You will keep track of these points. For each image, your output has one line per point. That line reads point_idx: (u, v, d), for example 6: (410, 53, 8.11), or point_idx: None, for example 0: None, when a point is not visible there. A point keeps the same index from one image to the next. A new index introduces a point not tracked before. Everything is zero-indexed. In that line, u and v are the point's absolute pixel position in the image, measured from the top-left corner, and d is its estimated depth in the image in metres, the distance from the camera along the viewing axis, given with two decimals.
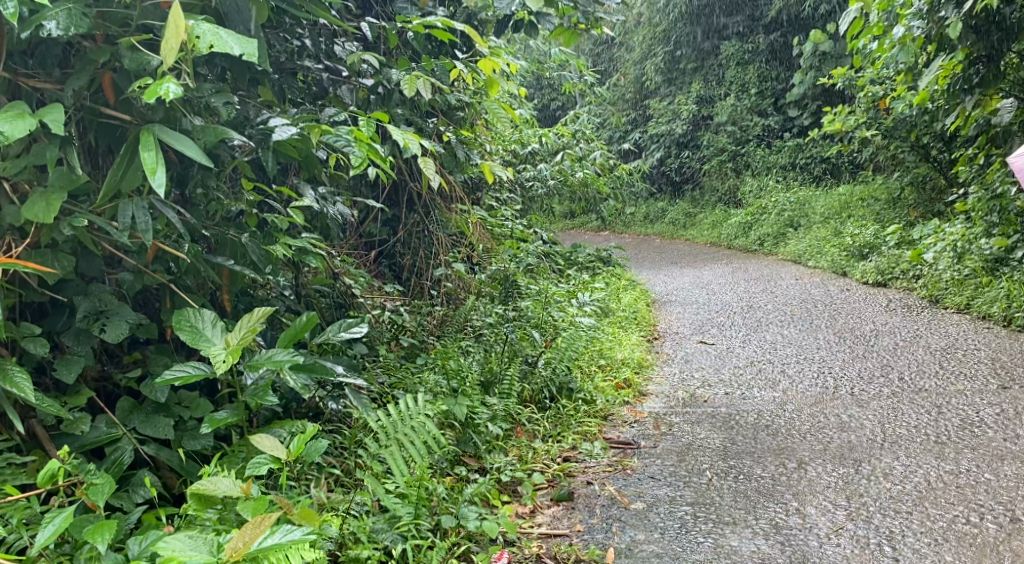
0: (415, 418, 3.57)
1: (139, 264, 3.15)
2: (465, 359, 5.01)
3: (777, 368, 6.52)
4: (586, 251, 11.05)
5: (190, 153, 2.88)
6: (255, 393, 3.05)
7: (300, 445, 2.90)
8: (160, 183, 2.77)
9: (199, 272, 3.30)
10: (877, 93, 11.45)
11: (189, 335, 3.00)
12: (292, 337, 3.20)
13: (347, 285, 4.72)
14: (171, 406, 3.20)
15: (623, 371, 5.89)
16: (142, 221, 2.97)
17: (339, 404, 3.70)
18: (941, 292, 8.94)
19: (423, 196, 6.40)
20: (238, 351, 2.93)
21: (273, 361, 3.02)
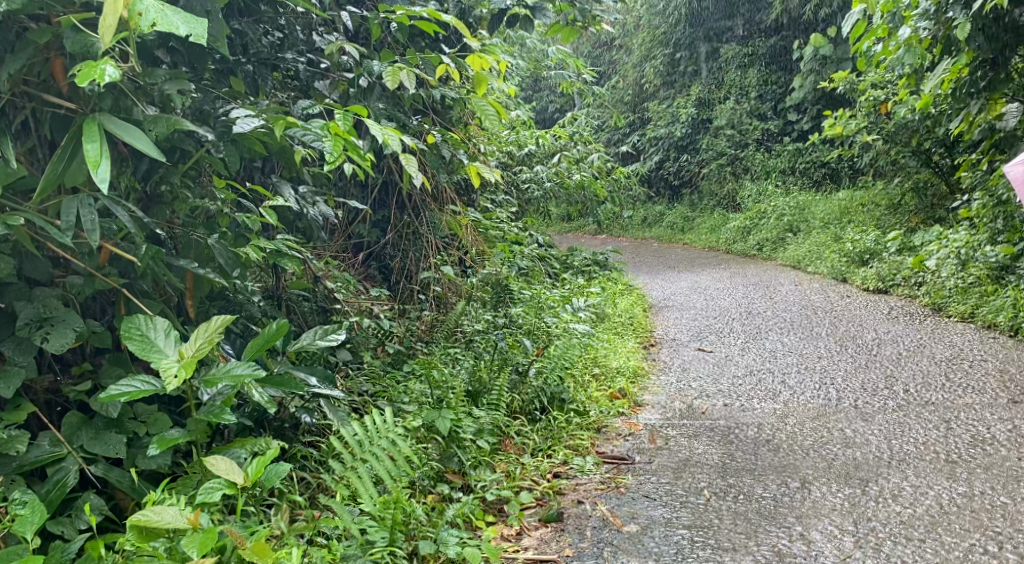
0: (384, 437, 3.34)
1: (89, 267, 2.98)
2: (452, 367, 4.80)
3: (777, 377, 6.31)
4: (582, 255, 10.85)
5: (139, 144, 2.71)
6: (212, 411, 2.85)
7: (259, 469, 2.76)
8: (103, 178, 2.61)
9: (158, 275, 3.10)
10: (879, 97, 11.28)
11: (139, 345, 2.82)
12: (260, 347, 2.99)
13: (327, 289, 4.53)
14: (124, 422, 2.99)
15: (618, 380, 5.68)
16: (86, 219, 2.79)
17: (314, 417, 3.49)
18: (945, 300, 8.74)
19: (413, 197, 6.21)
20: (191, 364, 2.76)
21: (233, 375, 2.81)
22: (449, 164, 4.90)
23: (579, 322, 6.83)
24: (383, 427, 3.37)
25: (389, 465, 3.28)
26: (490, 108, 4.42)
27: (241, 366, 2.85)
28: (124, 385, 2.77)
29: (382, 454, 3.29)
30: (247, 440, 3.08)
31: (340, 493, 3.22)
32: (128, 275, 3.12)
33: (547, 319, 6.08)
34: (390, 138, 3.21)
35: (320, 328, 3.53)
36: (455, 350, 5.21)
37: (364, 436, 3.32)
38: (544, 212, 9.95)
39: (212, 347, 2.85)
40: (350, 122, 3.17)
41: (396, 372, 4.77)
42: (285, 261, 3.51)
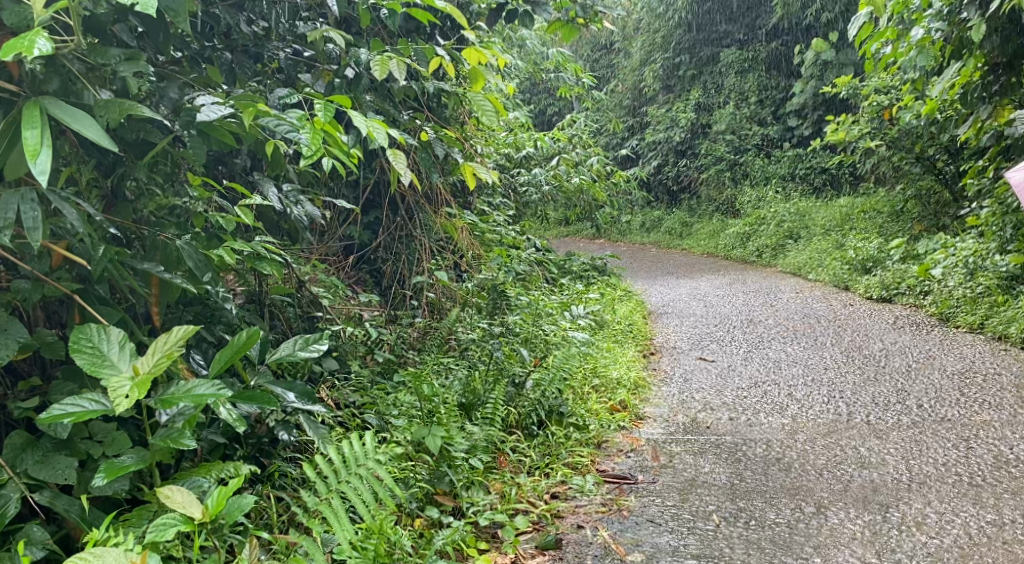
0: (361, 463, 3.12)
1: (36, 270, 2.72)
2: (446, 378, 4.55)
3: (783, 390, 6.05)
4: (580, 260, 10.60)
5: (89, 133, 2.50)
6: (170, 434, 2.62)
7: (219, 500, 2.56)
8: (42, 169, 2.40)
9: (116, 279, 2.86)
10: (883, 102, 11.06)
11: (90, 359, 2.60)
12: (228, 361, 2.74)
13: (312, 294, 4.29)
14: (76, 441, 2.75)
15: (618, 392, 5.43)
16: (28, 216, 2.56)
17: (292, 434, 3.29)
18: (952, 310, 8.50)
19: (407, 198, 5.98)
20: (145, 383, 2.52)
21: (193, 395, 2.58)
22: (442, 163, 4.61)
23: (578, 330, 6.59)
24: (360, 452, 3.15)
25: (366, 494, 3.05)
26: (487, 103, 4.13)
27: (204, 384, 2.61)
28: (70, 405, 2.56)
29: (357, 483, 3.07)
30: (211, 467, 2.87)
31: (313, 526, 2.99)
32: (84, 279, 2.88)
33: (546, 327, 5.83)
34: (376, 131, 2.96)
35: (303, 335, 3.26)
36: (449, 359, 4.98)
37: (339, 463, 3.10)
38: (541, 217, 9.72)
39: (171, 361, 2.63)
40: (332, 113, 2.93)
41: (386, 383, 4.54)
42: (262, 263, 3.28)
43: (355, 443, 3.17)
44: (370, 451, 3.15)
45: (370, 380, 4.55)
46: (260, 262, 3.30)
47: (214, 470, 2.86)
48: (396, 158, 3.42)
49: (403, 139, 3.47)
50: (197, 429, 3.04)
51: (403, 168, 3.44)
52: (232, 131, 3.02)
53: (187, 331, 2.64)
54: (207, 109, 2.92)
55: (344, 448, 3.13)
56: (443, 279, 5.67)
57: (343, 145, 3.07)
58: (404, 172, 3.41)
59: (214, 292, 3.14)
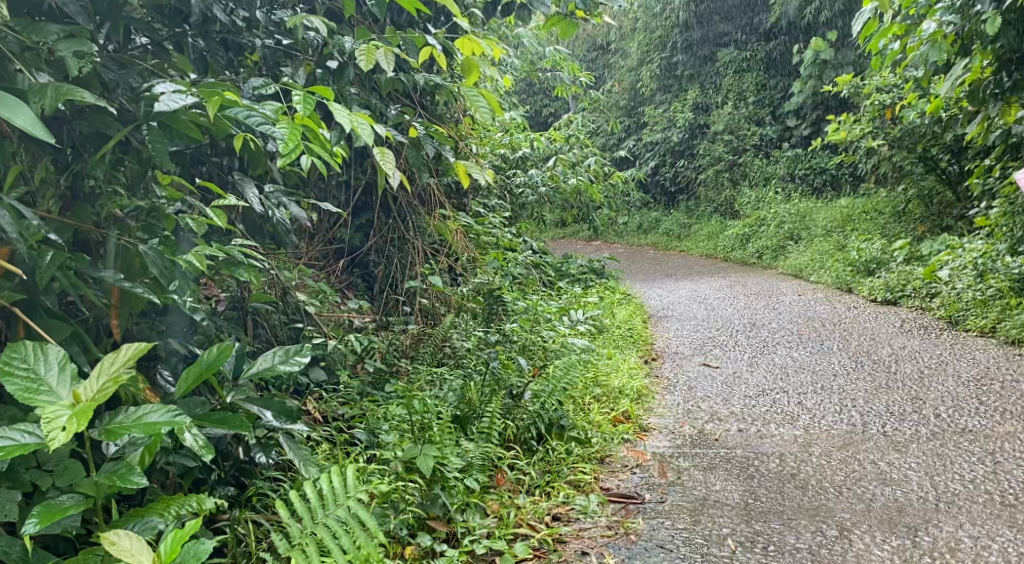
0: (341, 502, 2.85)
1: None
2: (440, 389, 4.29)
3: (792, 398, 5.80)
4: (577, 262, 10.35)
5: (20, 122, 2.25)
6: (113, 470, 2.41)
7: (173, 546, 2.31)
8: None
9: (68, 288, 2.64)
10: (884, 101, 10.81)
11: (25, 384, 2.38)
12: (193, 381, 2.49)
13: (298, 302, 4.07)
14: (22, 473, 2.51)
15: (621, 402, 5.18)
16: None
17: (269, 457, 3.06)
18: (961, 313, 8.27)
19: (399, 198, 5.74)
20: (86, 413, 2.28)
21: (143, 424, 2.33)
22: (430, 161, 4.36)
23: (578, 337, 6.33)
24: (341, 490, 2.89)
25: (345, 536, 2.78)
26: (483, 102, 3.82)
27: (155, 411, 2.36)
28: (1, 438, 2.33)
29: (336, 524, 2.80)
30: (172, 501, 2.61)
31: None
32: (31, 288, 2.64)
33: (544, 332, 5.57)
34: (361, 127, 2.70)
35: (284, 348, 3.00)
36: (444, 368, 4.73)
37: (316, 502, 2.84)
38: (537, 219, 9.48)
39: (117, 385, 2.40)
40: (312, 107, 2.67)
41: (377, 395, 4.29)
42: (239, 269, 3.03)
43: (336, 478, 2.90)
44: (351, 489, 2.89)
45: (361, 393, 4.31)
46: (237, 268, 3.07)
47: (174, 506, 2.59)
48: (383, 155, 3.17)
49: (390, 134, 3.22)
50: (164, 454, 2.80)
51: (391, 168, 3.20)
52: (196, 120, 2.79)
53: (137, 350, 2.42)
54: (166, 97, 2.67)
55: (322, 485, 2.87)
56: (437, 284, 5.41)
57: (324, 138, 2.82)
58: (391, 172, 3.16)
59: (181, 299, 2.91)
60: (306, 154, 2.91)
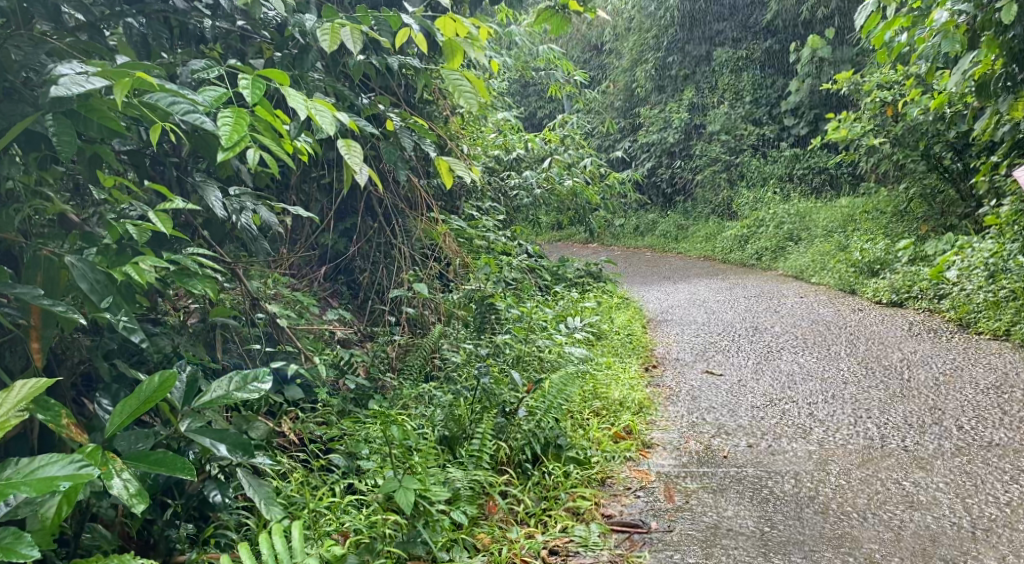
0: None
1: None
2: (424, 409, 3.97)
3: (803, 409, 5.47)
4: (574, 266, 10.01)
5: None
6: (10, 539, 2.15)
7: None
8: None
9: None
10: (885, 98, 10.45)
11: None
12: (125, 417, 2.29)
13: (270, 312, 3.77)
14: None
15: (622, 416, 4.85)
16: None
17: (224, 496, 2.92)
18: (972, 315, 7.96)
19: (384, 201, 5.47)
20: None
21: (45, 483, 2.12)
22: (405, 153, 4.13)
23: (575, 345, 6.00)
24: (284, 553, 2.70)
25: None
26: (466, 82, 3.49)
27: (57, 463, 2.17)
28: None
29: None
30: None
31: None
32: None
33: (539, 340, 5.24)
34: (320, 111, 2.53)
35: (241, 373, 2.68)
36: (432, 384, 4.40)
37: None
38: (533, 222, 9.14)
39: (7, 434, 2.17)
40: (262, 93, 2.48)
41: (362, 416, 3.95)
42: (191, 280, 2.76)
43: (273, 541, 2.71)
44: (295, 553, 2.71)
45: (343, 412, 3.97)
46: (189, 280, 2.79)
47: None
48: (349, 149, 2.97)
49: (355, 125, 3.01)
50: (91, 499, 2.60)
51: (359, 163, 2.99)
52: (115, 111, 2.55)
53: (32, 389, 2.20)
54: (65, 79, 2.40)
55: (263, 550, 2.69)
56: (423, 291, 5.06)
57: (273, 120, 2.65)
58: (359, 171, 2.95)
59: (114, 315, 2.66)
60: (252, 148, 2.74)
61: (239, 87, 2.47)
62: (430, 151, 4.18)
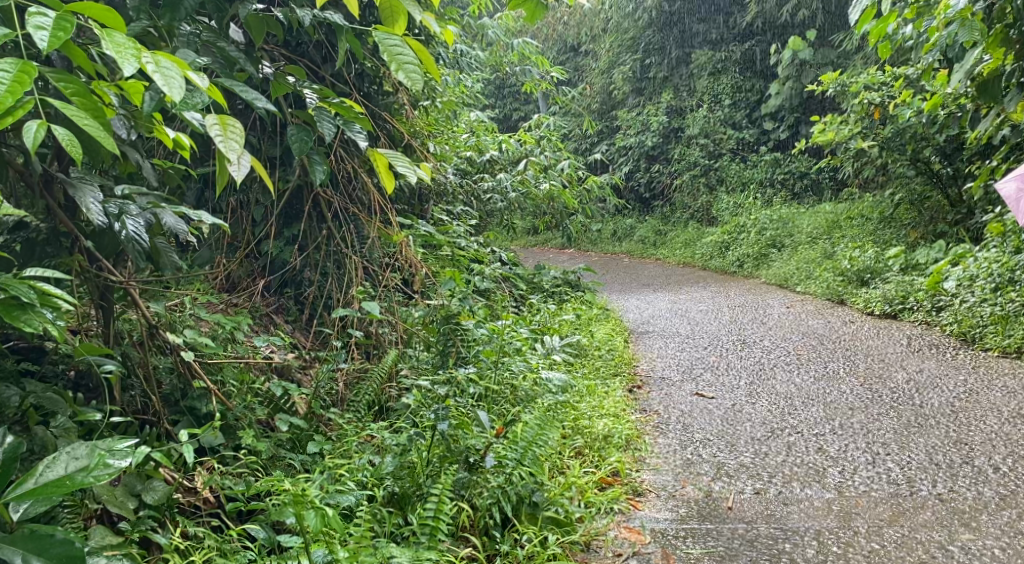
0: None
1: None
2: (370, 459, 3.31)
3: (810, 442, 4.81)
4: (550, 274, 9.33)
5: None
6: None
7: None
8: None
9: None
10: (873, 100, 9.77)
11: None
12: None
13: (172, 342, 3.17)
14: None
15: (606, 458, 4.19)
16: None
17: None
18: (976, 330, 7.34)
19: (335, 206, 4.85)
20: None
21: None
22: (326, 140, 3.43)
23: (552, 368, 5.32)
24: None
25: None
26: (409, 51, 2.88)
27: None
28: None
29: None
30: None
31: None
32: None
33: (511, 365, 4.59)
34: (164, 66, 2.26)
35: (88, 446, 2.31)
36: (382, 423, 3.75)
37: None
38: (506, 228, 8.45)
39: None
40: (64, 38, 2.15)
41: (299, 466, 3.29)
42: (28, 320, 2.33)
43: None
44: None
45: (277, 459, 3.29)
46: (29, 320, 2.34)
47: None
48: (225, 132, 2.62)
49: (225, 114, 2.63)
50: None
51: (238, 150, 2.65)
52: None
53: None
54: None
55: None
56: (373, 311, 4.25)
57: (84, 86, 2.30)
58: (235, 159, 2.59)
59: None
60: (36, 123, 2.18)
61: (36, 28, 2.13)
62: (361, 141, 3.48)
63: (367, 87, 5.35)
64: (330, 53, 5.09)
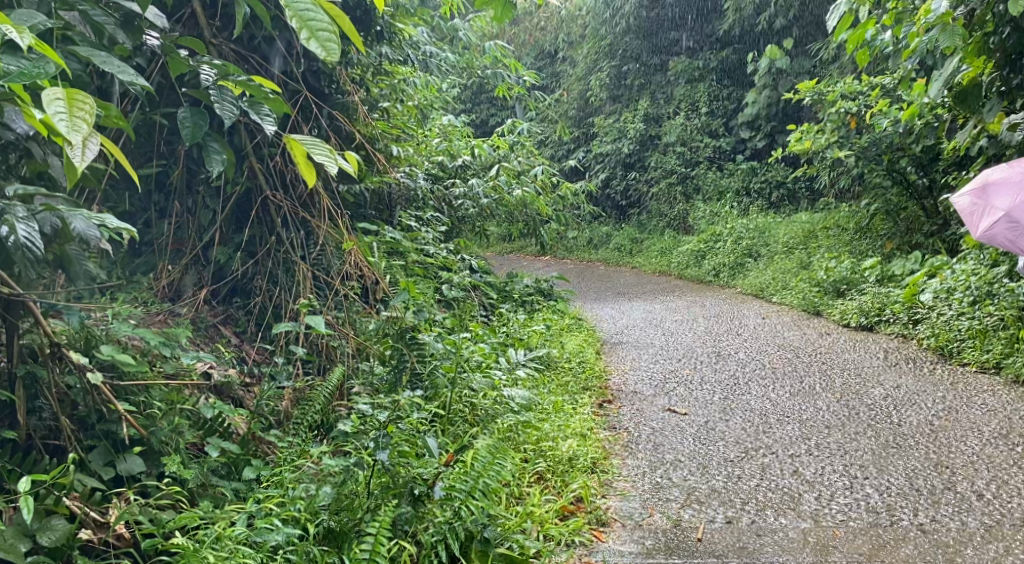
0: None
1: None
2: (308, 488, 3.08)
3: (786, 464, 4.58)
4: (522, 283, 9.07)
5: None
6: None
7: None
8: None
9: None
10: (850, 108, 9.54)
11: None
12: None
13: (77, 361, 2.92)
14: None
15: (568, 484, 3.94)
16: None
17: None
18: (954, 344, 7.12)
19: (285, 210, 4.69)
20: None
21: None
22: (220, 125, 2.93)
23: (516, 384, 5.07)
24: None
25: None
26: (323, 14, 2.20)
27: None
28: None
29: None
30: None
31: None
32: None
33: (470, 381, 4.35)
34: None
35: None
36: (324, 445, 3.52)
37: None
38: (478, 236, 8.18)
39: None
40: None
41: (231, 496, 3.10)
42: None
43: None
44: None
45: (207, 485, 3.10)
46: None
47: None
48: (71, 108, 2.12)
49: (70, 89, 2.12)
50: None
51: (87, 133, 2.13)
52: None
53: None
54: None
55: None
56: (318, 327, 3.93)
57: None
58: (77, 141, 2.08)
59: None
60: None
61: None
62: (267, 127, 2.92)
63: (322, 86, 5.12)
64: (284, 50, 4.87)
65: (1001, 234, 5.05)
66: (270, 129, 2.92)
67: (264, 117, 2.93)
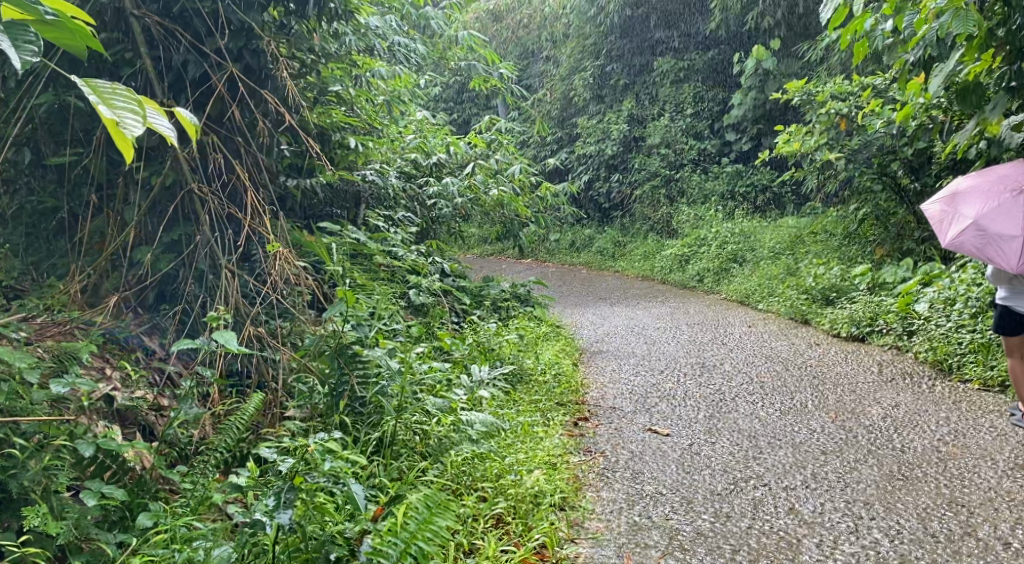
0: None
1: None
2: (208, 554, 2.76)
3: (783, 500, 4.04)
4: (497, 288, 8.48)
5: None
6: None
7: None
8: None
9: None
10: (840, 109, 8.90)
11: None
12: None
13: None
14: None
15: (529, 529, 3.43)
16: None
17: None
18: (955, 359, 6.57)
19: (213, 205, 4.14)
20: None
21: None
22: None
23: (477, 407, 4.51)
24: None
25: None
26: None
27: None
28: None
29: None
30: None
31: None
32: None
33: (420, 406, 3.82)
34: None
35: None
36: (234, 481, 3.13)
37: None
38: (451, 239, 7.60)
39: None
40: None
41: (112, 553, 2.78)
42: None
43: None
44: None
45: (83, 539, 2.78)
46: None
47: None
48: None
49: None
50: None
51: None
52: None
53: None
54: None
55: None
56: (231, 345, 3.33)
57: None
58: None
59: None
60: None
61: None
62: (28, 56, 2.38)
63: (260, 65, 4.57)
64: (215, 26, 4.34)
65: (968, 241, 4.40)
66: (30, 59, 2.38)
67: (25, 45, 2.38)
